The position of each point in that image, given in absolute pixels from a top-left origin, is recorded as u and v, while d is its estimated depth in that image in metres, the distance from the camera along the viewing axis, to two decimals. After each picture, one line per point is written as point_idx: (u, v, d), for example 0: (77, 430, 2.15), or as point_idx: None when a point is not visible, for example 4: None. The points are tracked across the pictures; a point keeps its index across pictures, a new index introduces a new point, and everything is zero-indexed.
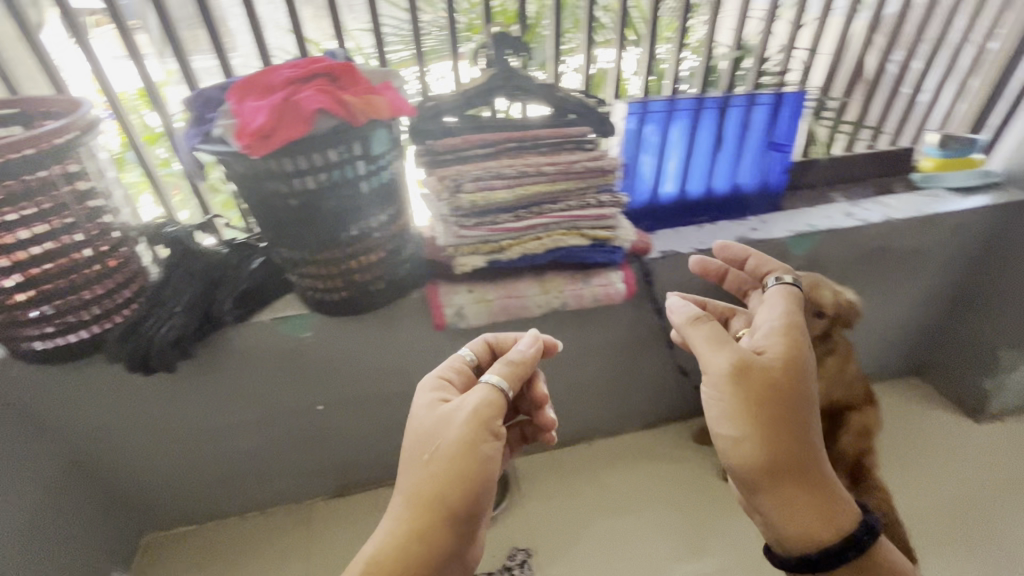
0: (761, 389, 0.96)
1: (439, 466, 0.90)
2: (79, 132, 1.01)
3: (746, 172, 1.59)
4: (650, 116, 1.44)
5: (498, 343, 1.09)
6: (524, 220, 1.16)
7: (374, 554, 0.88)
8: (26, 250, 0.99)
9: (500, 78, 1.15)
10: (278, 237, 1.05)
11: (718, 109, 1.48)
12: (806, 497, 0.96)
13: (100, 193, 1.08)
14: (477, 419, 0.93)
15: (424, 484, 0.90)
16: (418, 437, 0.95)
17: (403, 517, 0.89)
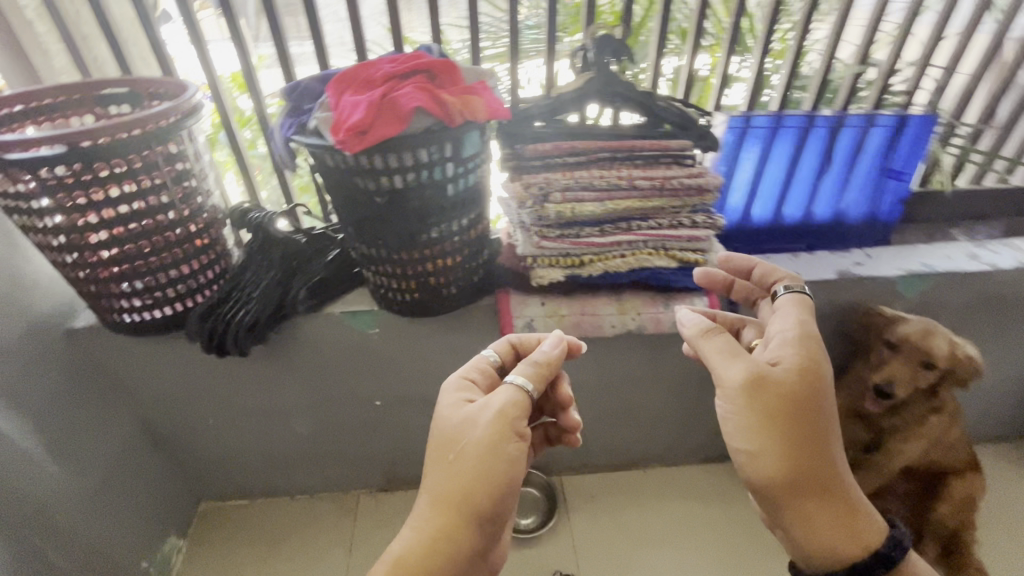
0: (780, 404, 0.86)
1: (468, 466, 0.85)
2: (182, 115, 1.01)
3: (855, 199, 1.44)
4: (752, 131, 1.33)
5: (521, 345, 1.02)
6: (610, 236, 1.08)
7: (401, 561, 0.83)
8: (124, 227, 1.01)
9: (600, 83, 1.08)
10: (359, 233, 1.03)
11: (829, 128, 1.35)
12: (824, 510, 0.89)
13: (195, 175, 1.08)
14: (504, 419, 0.87)
15: (453, 485, 0.85)
16: (442, 439, 0.89)
17: (431, 519, 0.84)
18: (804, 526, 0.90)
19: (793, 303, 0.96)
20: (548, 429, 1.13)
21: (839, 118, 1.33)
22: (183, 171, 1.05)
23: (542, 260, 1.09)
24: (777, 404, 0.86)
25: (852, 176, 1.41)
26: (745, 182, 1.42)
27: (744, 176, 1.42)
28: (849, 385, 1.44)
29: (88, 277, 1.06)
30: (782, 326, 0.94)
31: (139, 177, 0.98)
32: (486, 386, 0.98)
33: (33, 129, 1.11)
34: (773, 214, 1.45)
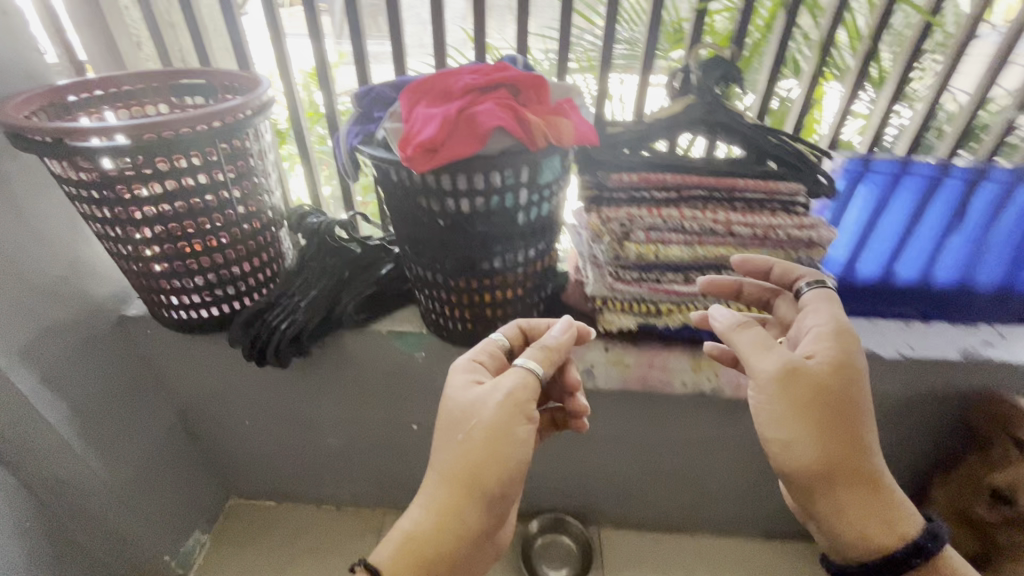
0: (814, 402, 0.74)
1: (479, 450, 0.75)
2: (251, 112, 0.96)
3: (989, 268, 1.18)
4: (871, 174, 1.18)
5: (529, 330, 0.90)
6: (695, 285, 0.95)
7: (409, 544, 0.75)
8: (179, 223, 0.97)
9: (703, 112, 0.95)
10: (417, 254, 0.95)
11: (964, 181, 1.17)
12: (860, 502, 0.77)
13: (257, 176, 1.04)
14: (514, 402, 0.77)
15: (461, 466, 0.75)
16: (450, 416, 0.79)
17: (440, 503, 0.75)
18: (842, 532, 0.78)
19: (816, 294, 0.82)
20: (554, 412, 1.00)
21: (970, 171, 1.17)
22: (249, 168, 1.01)
23: (612, 303, 0.97)
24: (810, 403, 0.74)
25: (990, 240, 1.17)
26: (854, 230, 1.22)
27: (852, 224, 1.22)
28: (958, 477, 1.25)
29: (141, 271, 1.03)
30: (810, 319, 0.80)
31: (207, 172, 0.95)
32: (496, 368, 0.86)
33: (110, 115, 1.09)
34: (886, 271, 1.20)
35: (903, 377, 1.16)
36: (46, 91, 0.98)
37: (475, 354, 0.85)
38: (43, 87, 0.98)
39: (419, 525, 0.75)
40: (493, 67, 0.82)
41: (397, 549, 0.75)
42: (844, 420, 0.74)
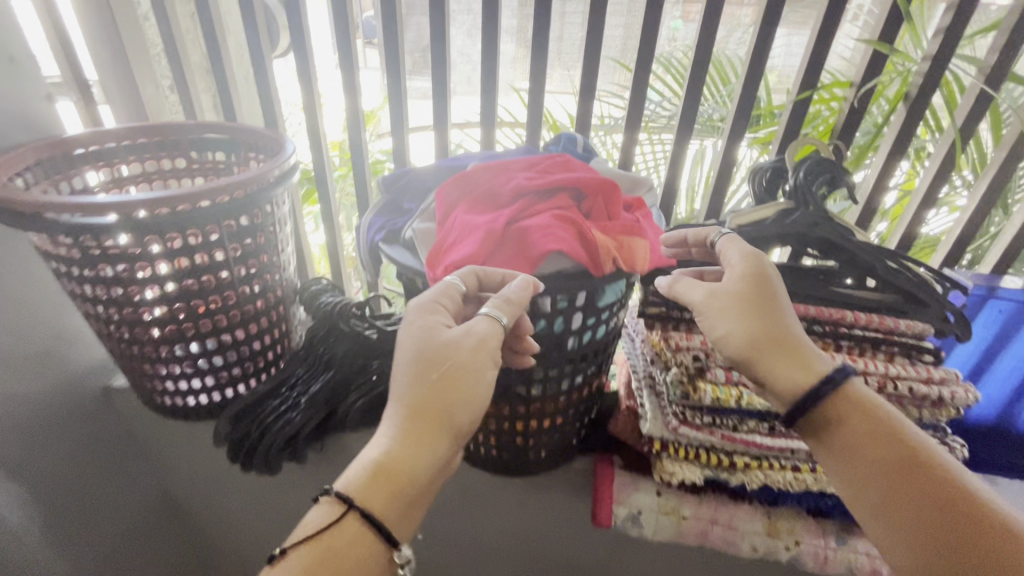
0: (728, 312, 0.64)
1: (452, 389, 0.54)
2: (268, 184, 0.82)
3: None
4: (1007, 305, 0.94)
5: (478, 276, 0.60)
6: (780, 439, 0.75)
7: (351, 527, 0.51)
8: (169, 306, 0.81)
9: (804, 224, 0.77)
10: None
11: None
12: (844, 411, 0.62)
13: (270, 251, 0.89)
14: (486, 349, 0.56)
15: (430, 407, 0.53)
16: (410, 348, 0.55)
17: (398, 459, 0.53)
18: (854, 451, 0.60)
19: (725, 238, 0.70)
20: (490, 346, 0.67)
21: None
22: (260, 244, 0.86)
23: (673, 448, 0.78)
24: (727, 315, 0.64)
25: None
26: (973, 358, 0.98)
27: (968, 351, 1.00)
28: None
29: (123, 353, 0.88)
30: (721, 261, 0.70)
31: (211, 251, 0.79)
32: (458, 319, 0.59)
33: (125, 168, 0.99)
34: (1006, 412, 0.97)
35: None
36: (49, 143, 0.88)
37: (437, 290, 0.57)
38: (47, 139, 0.88)
39: (365, 492, 0.52)
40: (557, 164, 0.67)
41: (337, 529, 0.51)
42: (767, 321, 0.64)
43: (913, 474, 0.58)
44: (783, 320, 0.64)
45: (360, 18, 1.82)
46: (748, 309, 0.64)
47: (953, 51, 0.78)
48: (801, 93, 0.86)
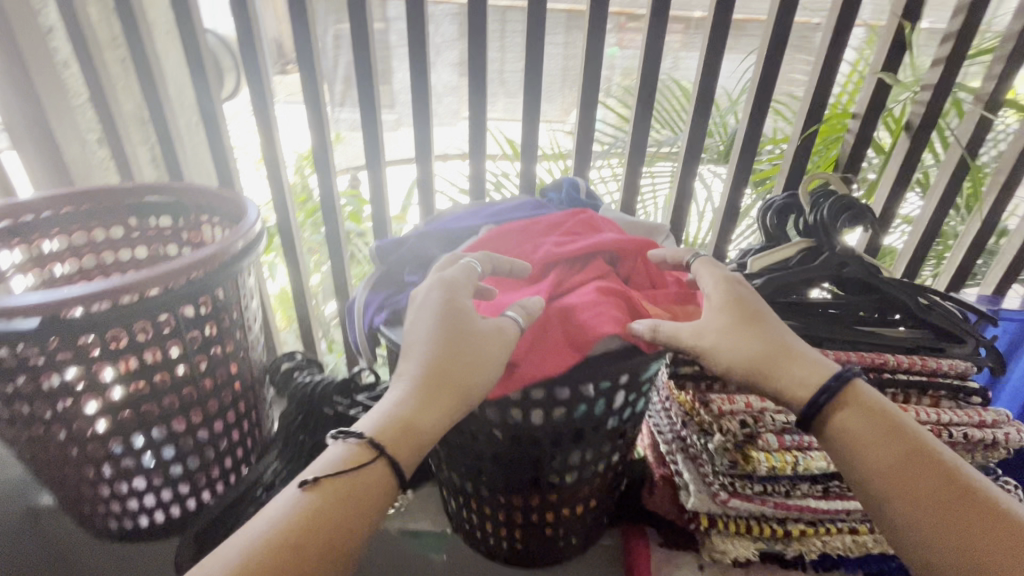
0: (706, 335, 0.52)
1: (476, 364, 0.48)
2: (232, 259, 0.69)
3: None
4: None
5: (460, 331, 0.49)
6: (836, 501, 0.68)
7: (370, 471, 0.46)
8: (114, 417, 0.66)
9: (834, 266, 0.72)
10: (453, 460, 0.66)
11: None
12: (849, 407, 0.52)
13: (235, 333, 0.75)
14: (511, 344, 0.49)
15: (453, 374, 0.47)
16: (433, 313, 0.49)
17: (418, 418, 0.47)
18: (850, 439, 0.51)
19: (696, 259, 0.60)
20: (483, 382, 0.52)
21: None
22: (224, 328, 0.72)
23: (722, 523, 0.70)
24: (703, 334, 0.52)
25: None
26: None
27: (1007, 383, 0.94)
28: None
29: (53, 475, 0.71)
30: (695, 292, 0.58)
31: (165, 345, 0.65)
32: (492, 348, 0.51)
33: (47, 244, 0.84)
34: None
35: None
36: None
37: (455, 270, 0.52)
38: None
39: (384, 443, 0.47)
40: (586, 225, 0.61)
41: (352, 471, 0.46)
42: (756, 333, 0.53)
43: (919, 471, 0.49)
44: (772, 332, 0.54)
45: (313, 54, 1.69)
46: (730, 328, 0.53)
47: (955, 79, 0.77)
48: (807, 124, 0.82)
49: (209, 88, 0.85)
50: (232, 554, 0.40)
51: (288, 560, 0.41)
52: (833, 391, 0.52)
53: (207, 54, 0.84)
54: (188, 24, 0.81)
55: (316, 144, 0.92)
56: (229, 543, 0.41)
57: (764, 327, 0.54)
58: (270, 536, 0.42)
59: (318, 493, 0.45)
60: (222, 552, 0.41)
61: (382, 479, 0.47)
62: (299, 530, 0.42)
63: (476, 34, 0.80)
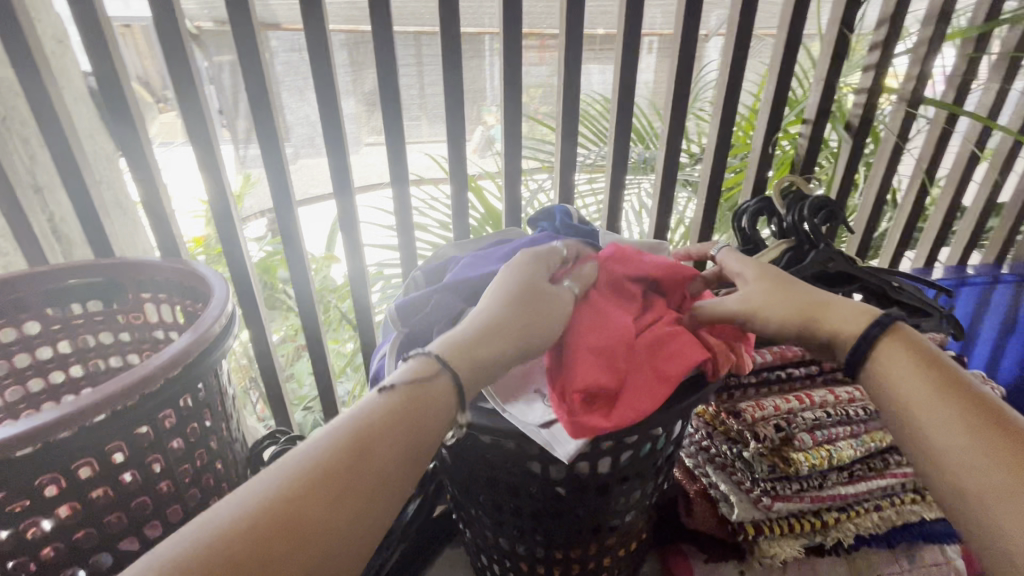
0: (752, 297, 0.57)
1: (542, 323, 0.53)
2: (211, 344, 0.58)
3: None
4: (968, 292, 1.05)
5: (540, 316, 0.53)
6: (863, 484, 0.72)
7: (438, 389, 0.45)
8: (79, 564, 0.52)
9: (821, 260, 0.77)
10: (501, 524, 0.61)
11: None
12: (890, 344, 0.51)
13: (217, 428, 0.64)
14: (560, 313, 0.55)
15: (512, 324, 0.51)
16: (521, 275, 0.56)
17: (472, 349, 0.48)
18: (889, 373, 0.51)
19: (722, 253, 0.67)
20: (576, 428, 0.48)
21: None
22: (207, 426, 0.61)
23: (768, 528, 0.70)
24: (751, 298, 0.57)
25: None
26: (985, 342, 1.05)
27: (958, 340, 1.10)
28: None
29: None
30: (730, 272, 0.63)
31: (145, 462, 0.54)
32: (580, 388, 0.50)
33: None
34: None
35: None
36: None
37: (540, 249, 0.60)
38: None
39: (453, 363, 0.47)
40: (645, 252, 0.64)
41: (426, 388, 0.44)
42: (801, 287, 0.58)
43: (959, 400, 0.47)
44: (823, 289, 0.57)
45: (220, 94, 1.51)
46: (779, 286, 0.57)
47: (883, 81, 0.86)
48: (768, 131, 0.88)
49: (143, 144, 0.72)
50: (307, 453, 0.39)
51: (364, 466, 0.39)
52: (884, 322, 0.52)
53: (136, 101, 0.71)
54: (112, 69, 0.67)
55: (276, 195, 0.82)
56: (304, 443, 0.40)
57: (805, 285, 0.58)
58: (345, 439, 0.40)
59: (390, 403, 0.43)
60: (297, 450, 0.39)
61: (449, 395, 0.45)
62: (373, 436, 0.40)
63: (448, 67, 0.76)
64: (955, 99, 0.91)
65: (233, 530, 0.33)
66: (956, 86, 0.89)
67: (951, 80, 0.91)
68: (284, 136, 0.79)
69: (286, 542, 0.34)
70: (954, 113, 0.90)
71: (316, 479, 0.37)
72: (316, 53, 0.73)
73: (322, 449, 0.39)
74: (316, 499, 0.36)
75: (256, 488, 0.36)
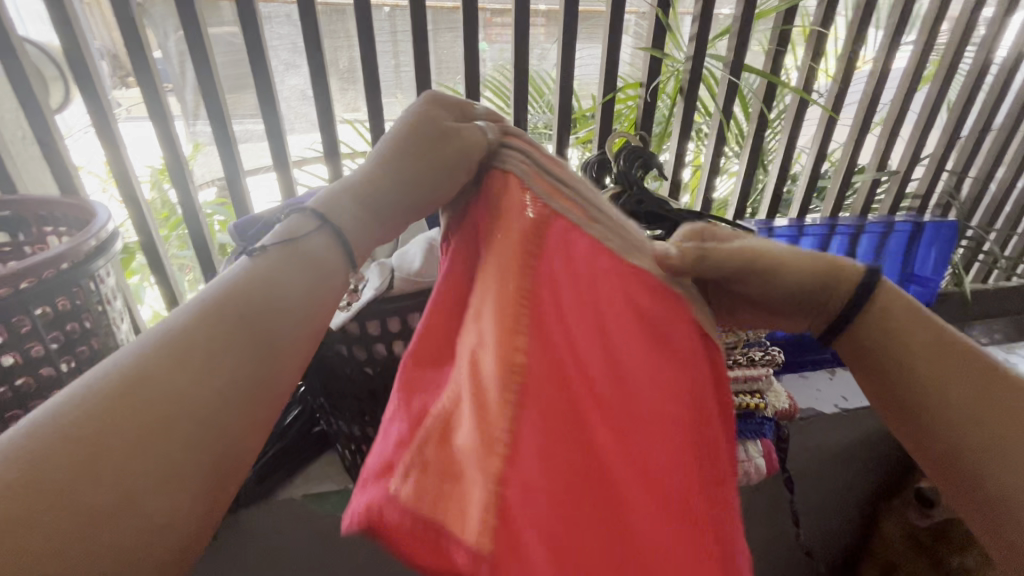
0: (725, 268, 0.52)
1: (434, 162, 0.53)
2: (85, 255, 0.70)
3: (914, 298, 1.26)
4: (805, 240, 1.15)
5: (438, 147, 0.53)
6: None
7: (297, 261, 0.47)
8: None
9: (633, 202, 0.87)
10: (337, 408, 0.75)
11: (880, 232, 1.19)
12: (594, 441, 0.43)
13: (100, 330, 0.76)
14: (446, 144, 0.54)
15: (404, 160, 0.53)
16: (418, 122, 0.55)
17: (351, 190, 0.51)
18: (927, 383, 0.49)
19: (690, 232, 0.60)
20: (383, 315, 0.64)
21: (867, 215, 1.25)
22: (87, 326, 0.74)
23: None
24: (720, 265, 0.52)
25: (948, 246, 1.19)
26: None
27: None
28: (895, 515, 1.25)
29: None
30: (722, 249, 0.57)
31: (24, 348, 0.66)
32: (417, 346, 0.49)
33: None
34: None
35: (843, 428, 1.16)
36: None
37: (451, 96, 0.59)
38: None
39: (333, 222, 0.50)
40: (545, 174, 0.55)
41: (297, 249, 0.48)
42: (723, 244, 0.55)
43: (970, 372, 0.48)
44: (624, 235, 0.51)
45: (124, 59, 1.46)
46: (534, 239, 0.50)
47: (704, 54, 0.99)
48: (604, 93, 1.01)
49: (38, 102, 0.84)
50: (164, 342, 0.39)
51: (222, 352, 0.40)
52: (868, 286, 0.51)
53: (34, 77, 0.83)
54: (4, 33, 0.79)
55: (170, 165, 0.96)
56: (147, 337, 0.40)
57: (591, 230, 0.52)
58: (196, 324, 0.41)
59: (239, 289, 0.44)
60: (157, 341, 0.39)
61: (330, 246, 0.49)
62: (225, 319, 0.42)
63: (306, 25, 0.87)
64: (771, 68, 1.04)
65: (45, 447, 0.32)
66: (772, 57, 1.03)
67: (769, 52, 1.04)
68: (173, 114, 0.94)
69: (142, 427, 0.35)
70: (769, 81, 1.04)
71: (164, 350, 0.39)
72: (184, 17, 0.85)
73: (154, 338, 0.40)
74: (138, 386, 0.36)
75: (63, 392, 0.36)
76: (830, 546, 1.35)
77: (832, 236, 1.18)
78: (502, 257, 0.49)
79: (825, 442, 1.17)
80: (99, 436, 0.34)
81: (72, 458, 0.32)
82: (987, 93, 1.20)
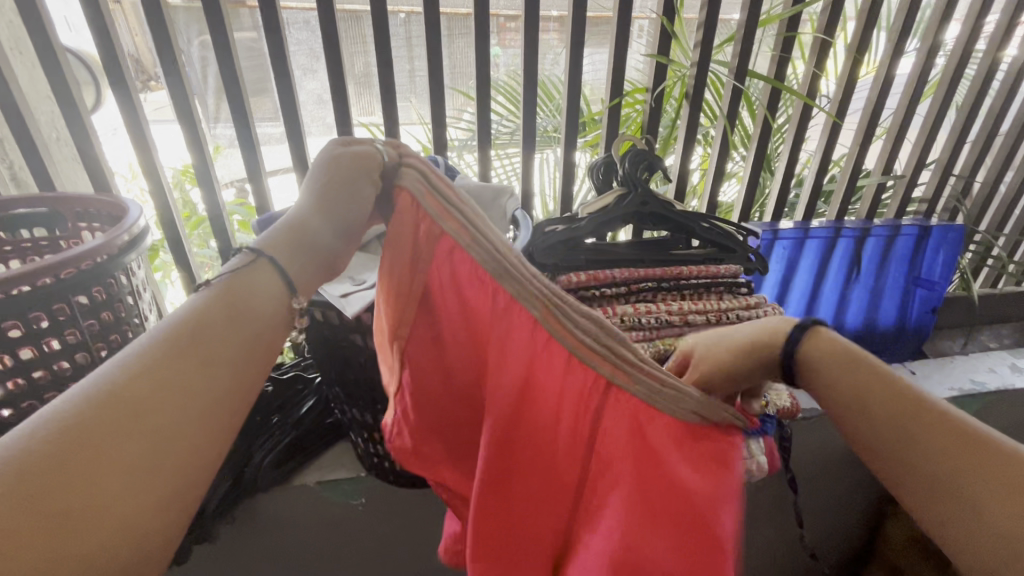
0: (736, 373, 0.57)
1: (343, 194, 0.55)
2: (119, 248, 0.75)
3: (920, 303, 1.27)
4: (810, 243, 1.17)
5: (340, 181, 0.55)
6: None
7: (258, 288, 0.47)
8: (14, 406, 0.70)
9: (636, 203, 0.90)
10: (351, 397, 0.79)
11: (885, 236, 1.21)
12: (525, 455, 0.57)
13: (131, 318, 0.81)
14: (346, 177, 0.56)
15: (317, 199, 0.54)
16: (322, 163, 0.56)
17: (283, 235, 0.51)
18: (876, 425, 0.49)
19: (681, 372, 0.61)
20: None
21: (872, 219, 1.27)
22: (119, 315, 0.78)
23: None
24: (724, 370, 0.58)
25: (953, 251, 1.20)
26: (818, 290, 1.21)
27: (800, 289, 1.24)
28: (901, 517, 1.25)
29: None
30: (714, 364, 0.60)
31: (63, 333, 0.71)
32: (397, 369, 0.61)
33: None
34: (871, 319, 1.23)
35: None
36: None
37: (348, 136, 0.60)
38: None
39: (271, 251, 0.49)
40: (438, 194, 0.55)
41: (261, 276, 0.48)
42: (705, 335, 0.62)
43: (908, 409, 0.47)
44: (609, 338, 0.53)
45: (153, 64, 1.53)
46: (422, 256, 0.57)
47: (708, 59, 1.02)
48: (611, 97, 1.04)
49: (75, 102, 0.89)
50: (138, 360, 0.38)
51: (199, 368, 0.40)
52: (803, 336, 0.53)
53: (72, 80, 0.89)
54: (45, 38, 0.84)
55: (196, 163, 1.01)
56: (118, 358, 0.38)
57: (471, 254, 0.54)
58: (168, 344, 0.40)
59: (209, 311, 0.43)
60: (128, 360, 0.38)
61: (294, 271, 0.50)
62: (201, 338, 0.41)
63: (327, 31, 0.92)
64: (776, 73, 1.07)
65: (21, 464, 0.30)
66: (777, 61, 1.05)
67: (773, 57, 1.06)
68: (199, 115, 0.99)
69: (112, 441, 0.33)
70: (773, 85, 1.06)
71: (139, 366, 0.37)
72: (212, 24, 0.90)
73: (122, 364, 0.37)
74: (122, 409, 0.35)
75: (20, 431, 0.32)
76: (834, 547, 1.36)
77: (836, 239, 1.19)
78: (397, 256, 0.57)
79: (829, 442, 1.18)
80: (98, 458, 0.32)
81: (59, 489, 0.30)
82: (993, 98, 1.21)
